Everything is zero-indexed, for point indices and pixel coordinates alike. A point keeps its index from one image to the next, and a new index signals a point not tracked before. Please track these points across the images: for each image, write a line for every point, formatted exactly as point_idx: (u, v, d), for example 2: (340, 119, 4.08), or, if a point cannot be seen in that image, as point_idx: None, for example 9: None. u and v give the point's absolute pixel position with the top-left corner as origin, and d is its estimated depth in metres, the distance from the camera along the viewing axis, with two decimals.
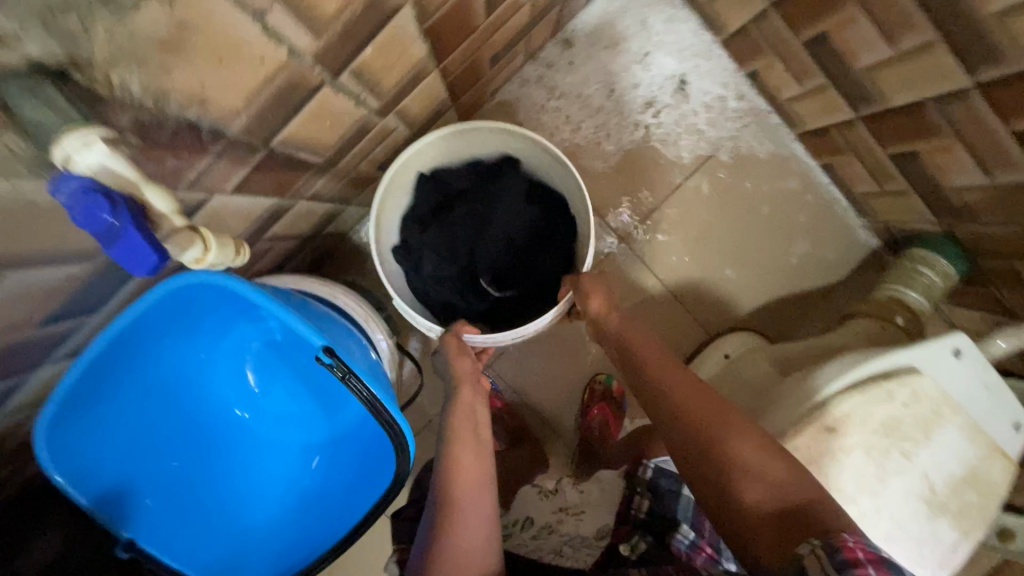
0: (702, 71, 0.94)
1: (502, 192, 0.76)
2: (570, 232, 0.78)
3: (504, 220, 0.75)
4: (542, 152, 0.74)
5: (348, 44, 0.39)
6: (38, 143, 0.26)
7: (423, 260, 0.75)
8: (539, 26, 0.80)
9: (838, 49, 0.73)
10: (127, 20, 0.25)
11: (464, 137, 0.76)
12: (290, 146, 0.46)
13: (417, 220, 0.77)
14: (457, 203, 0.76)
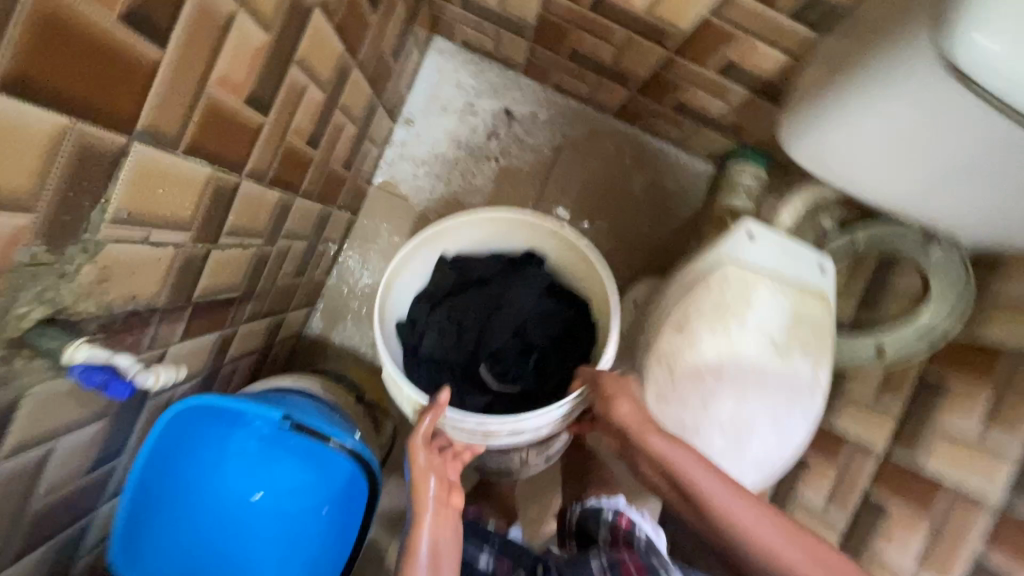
0: (518, 100, 1.16)
1: (521, 281, 0.91)
2: (587, 334, 0.91)
3: (519, 308, 0.90)
4: (565, 250, 0.91)
5: (213, 221, 0.59)
6: (56, 360, 0.43)
7: (426, 337, 0.89)
8: (375, 125, 1.02)
9: (587, 55, 0.94)
10: (76, 278, 0.42)
11: (494, 227, 0.93)
12: (208, 295, 0.65)
13: (433, 297, 0.92)
14: (479, 287, 0.92)
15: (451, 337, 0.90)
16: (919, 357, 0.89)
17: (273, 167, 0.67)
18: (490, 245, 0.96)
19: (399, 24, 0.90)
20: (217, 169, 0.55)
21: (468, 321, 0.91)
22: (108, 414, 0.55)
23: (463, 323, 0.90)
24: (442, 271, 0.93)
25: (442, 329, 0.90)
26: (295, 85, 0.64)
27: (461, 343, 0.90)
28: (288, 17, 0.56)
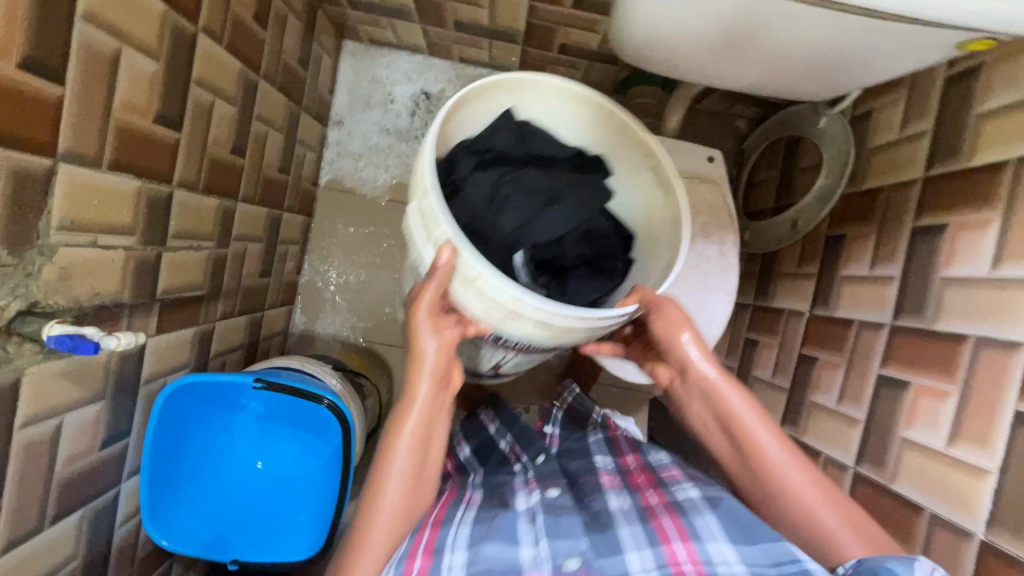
0: (430, 79, 1.26)
1: (578, 182, 0.76)
2: (624, 271, 0.80)
3: (563, 213, 0.74)
4: (646, 166, 0.78)
5: (156, 226, 0.71)
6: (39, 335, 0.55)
7: (466, 187, 0.73)
8: (303, 130, 1.13)
9: (468, 23, 1.04)
10: (37, 276, 0.55)
11: (582, 112, 0.79)
12: (172, 292, 0.78)
13: (483, 154, 0.75)
14: (524, 164, 0.75)
15: (485, 202, 0.73)
16: (823, 218, 0.95)
17: (201, 176, 0.79)
18: (558, 130, 0.81)
19: (297, 35, 1.01)
20: (145, 181, 0.67)
21: (512, 196, 0.73)
22: (105, 397, 0.68)
23: (500, 186, 0.74)
24: (504, 124, 0.76)
25: (460, 197, 0.73)
26: (200, 102, 0.75)
27: (482, 215, 0.73)
28: (173, 45, 0.67)
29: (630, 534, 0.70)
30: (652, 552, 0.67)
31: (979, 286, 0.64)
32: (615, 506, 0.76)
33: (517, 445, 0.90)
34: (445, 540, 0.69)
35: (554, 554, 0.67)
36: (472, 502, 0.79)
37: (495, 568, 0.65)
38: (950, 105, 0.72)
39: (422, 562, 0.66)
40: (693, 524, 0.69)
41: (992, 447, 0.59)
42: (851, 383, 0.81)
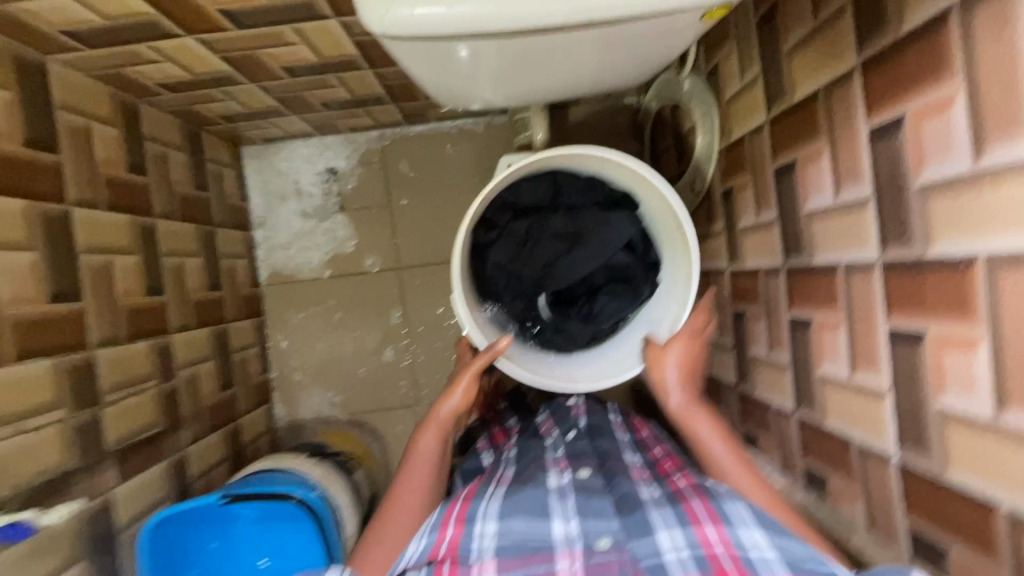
0: (331, 155, 1.32)
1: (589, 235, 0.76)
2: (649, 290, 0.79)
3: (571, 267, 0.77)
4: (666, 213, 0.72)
5: (85, 389, 0.77)
6: None
7: (498, 248, 0.79)
8: (224, 243, 1.19)
9: (335, 101, 1.09)
10: None
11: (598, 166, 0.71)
12: (126, 441, 0.83)
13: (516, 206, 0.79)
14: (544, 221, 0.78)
15: (516, 256, 0.79)
16: (712, 176, 0.96)
17: (120, 327, 0.85)
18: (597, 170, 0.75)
19: (184, 165, 1.08)
20: (58, 356, 0.73)
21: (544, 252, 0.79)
22: (81, 557, 0.73)
23: (525, 247, 0.79)
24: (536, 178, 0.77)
25: (517, 243, 0.79)
26: (95, 266, 0.81)
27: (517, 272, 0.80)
28: (45, 230, 0.73)
29: (660, 513, 0.60)
30: (683, 532, 0.57)
31: (833, 214, 0.64)
32: (646, 491, 0.66)
33: (551, 419, 0.85)
34: (477, 508, 0.62)
35: (584, 533, 0.59)
36: (503, 481, 0.69)
37: (524, 545, 0.57)
38: (768, 46, 0.73)
39: (455, 531, 0.59)
40: (726, 507, 0.58)
41: (879, 367, 0.59)
42: (773, 330, 0.80)
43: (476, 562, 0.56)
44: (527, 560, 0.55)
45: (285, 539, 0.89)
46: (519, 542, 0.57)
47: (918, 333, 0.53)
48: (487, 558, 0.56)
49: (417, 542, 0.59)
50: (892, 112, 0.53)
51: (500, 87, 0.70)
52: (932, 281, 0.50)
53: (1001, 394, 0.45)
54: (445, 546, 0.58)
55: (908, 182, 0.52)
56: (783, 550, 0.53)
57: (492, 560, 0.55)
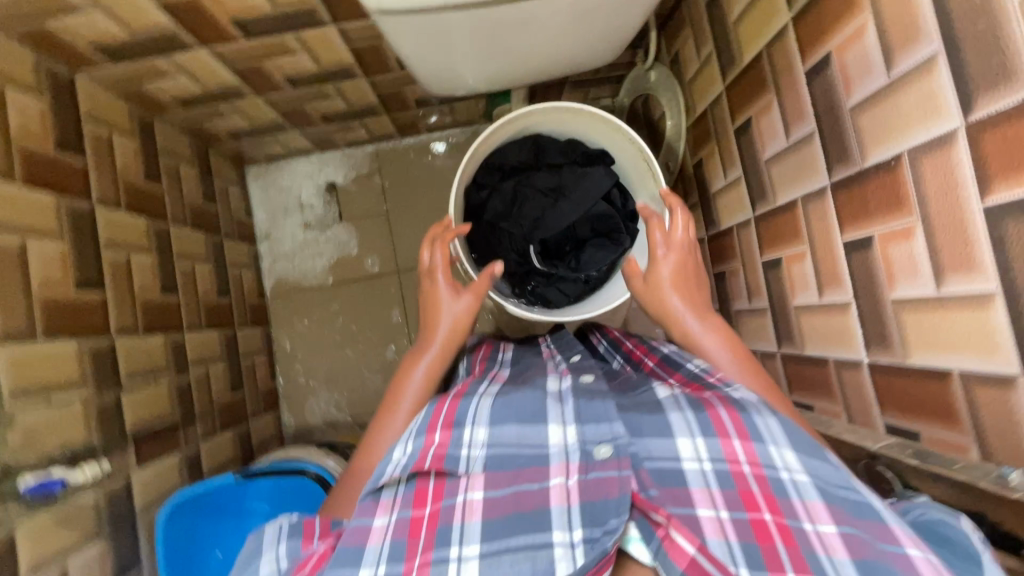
0: (330, 170, 1.41)
1: (571, 188, 0.84)
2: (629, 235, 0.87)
3: (557, 219, 0.85)
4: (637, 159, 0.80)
5: (107, 371, 0.81)
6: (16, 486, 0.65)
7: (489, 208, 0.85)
8: (231, 253, 1.26)
9: (333, 113, 1.18)
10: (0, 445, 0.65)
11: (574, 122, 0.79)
12: (144, 426, 0.87)
13: (503, 168, 0.85)
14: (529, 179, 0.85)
15: (506, 213, 0.86)
16: (683, 153, 1.04)
17: (139, 319, 0.90)
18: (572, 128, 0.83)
19: (194, 178, 1.15)
20: (82, 339, 0.78)
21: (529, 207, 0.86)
22: (103, 533, 0.75)
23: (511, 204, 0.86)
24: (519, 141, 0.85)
25: (506, 201, 0.86)
26: (116, 261, 0.87)
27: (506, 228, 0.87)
28: (73, 223, 0.80)
29: (683, 418, 0.60)
30: (706, 442, 0.57)
31: (786, 154, 0.71)
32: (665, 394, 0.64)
33: (554, 347, 0.81)
34: (467, 412, 0.61)
35: (582, 441, 0.58)
36: (497, 378, 0.70)
37: (514, 460, 0.58)
38: (718, 23, 0.83)
39: (442, 439, 0.58)
40: (754, 422, 0.57)
41: (840, 282, 0.64)
42: (750, 279, 0.87)
43: (464, 473, 0.57)
44: (517, 476, 0.57)
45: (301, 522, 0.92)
46: (508, 456, 0.58)
47: (866, 238, 0.59)
48: (475, 471, 0.57)
49: (401, 448, 0.58)
50: (821, 51, 0.61)
51: (481, 63, 0.78)
52: (873, 187, 0.57)
53: (939, 269, 0.50)
54: (427, 461, 0.57)
55: (841, 107, 0.59)
56: (809, 462, 0.54)
57: (479, 475, 0.57)
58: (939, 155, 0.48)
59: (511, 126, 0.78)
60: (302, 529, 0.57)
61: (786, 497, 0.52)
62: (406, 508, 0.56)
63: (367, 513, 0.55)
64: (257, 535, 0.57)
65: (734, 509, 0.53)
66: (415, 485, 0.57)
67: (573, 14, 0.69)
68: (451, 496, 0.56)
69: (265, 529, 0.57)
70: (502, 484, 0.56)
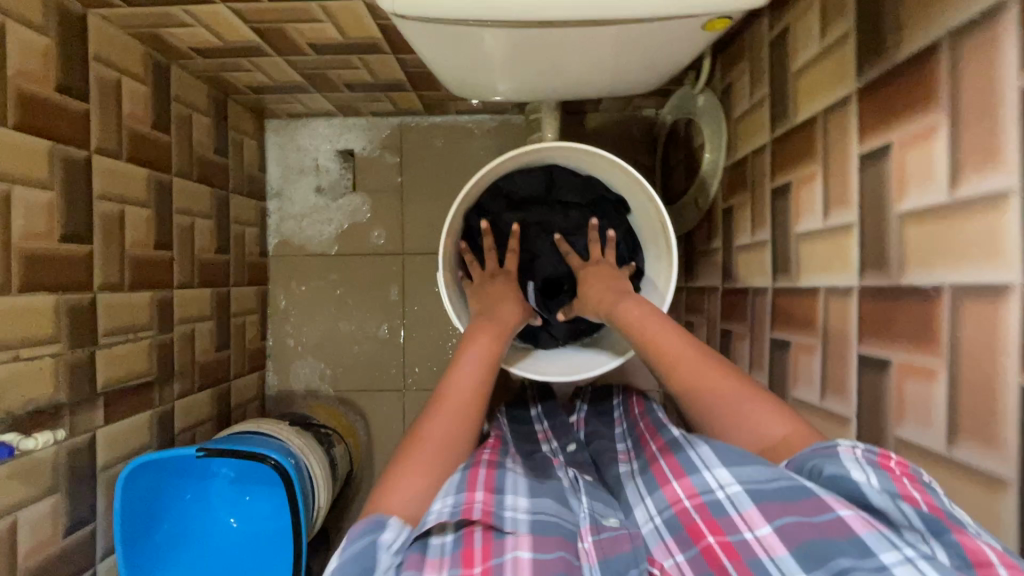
0: (351, 138, 1.36)
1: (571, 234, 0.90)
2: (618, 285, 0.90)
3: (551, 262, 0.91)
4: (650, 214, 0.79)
5: (84, 329, 0.80)
6: None
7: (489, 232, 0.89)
8: (237, 210, 1.23)
9: (358, 84, 1.12)
10: None
11: (595, 163, 0.77)
12: (117, 384, 0.87)
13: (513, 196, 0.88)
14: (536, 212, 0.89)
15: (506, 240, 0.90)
16: (716, 192, 0.97)
17: (125, 275, 0.88)
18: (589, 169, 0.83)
19: (207, 130, 1.12)
20: (61, 294, 0.76)
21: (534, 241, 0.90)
22: (59, 489, 0.76)
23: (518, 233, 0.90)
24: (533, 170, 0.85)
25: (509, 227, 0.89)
26: (108, 214, 0.85)
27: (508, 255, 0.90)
28: (66, 173, 0.77)
29: (639, 485, 0.67)
30: (653, 498, 0.63)
31: (819, 236, 0.64)
32: (625, 468, 0.74)
33: (550, 431, 0.87)
34: (505, 482, 0.63)
35: (591, 512, 0.65)
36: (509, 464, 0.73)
37: (555, 524, 0.59)
38: (778, 67, 0.74)
39: (484, 496, 0.59)
40: (689, 458, 0.63)
41: (847, 393, 0.59)
42: (755, 350, 0.81)
43: (510, 530, 0.56)
44: (563, 541, 0.57)
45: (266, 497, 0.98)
46: (552, 522, 0.59)
47: (884, 361, 0.53)
48: (521, 530, 0.56)
49: (441, 500, 0.58)
50: (880, 138, 0.53)
51: (506, 75, 0.71)
52: (902, 310, 0.50)
53: (954, 427, 0.45)
54: (476, 511, 0.56)
55: (890, 209, 0.52)
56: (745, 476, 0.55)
57: (525, 532, 0.56)
58: (985, 304, 0.42)
59: (530, 154, 0.74)
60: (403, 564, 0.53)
61: (723, 513, 0.54)
62: (455, 566, 0.53)
63: (419, 551, 0.55)
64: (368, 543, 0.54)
65: (687, 547, 0.55)
66: (461, 541, 0.56)
67: (615, 41, 0.62)
68: (500, 554, 0.54)
69: (377, 536, 0.55)
70: (550, 545, 0.55)
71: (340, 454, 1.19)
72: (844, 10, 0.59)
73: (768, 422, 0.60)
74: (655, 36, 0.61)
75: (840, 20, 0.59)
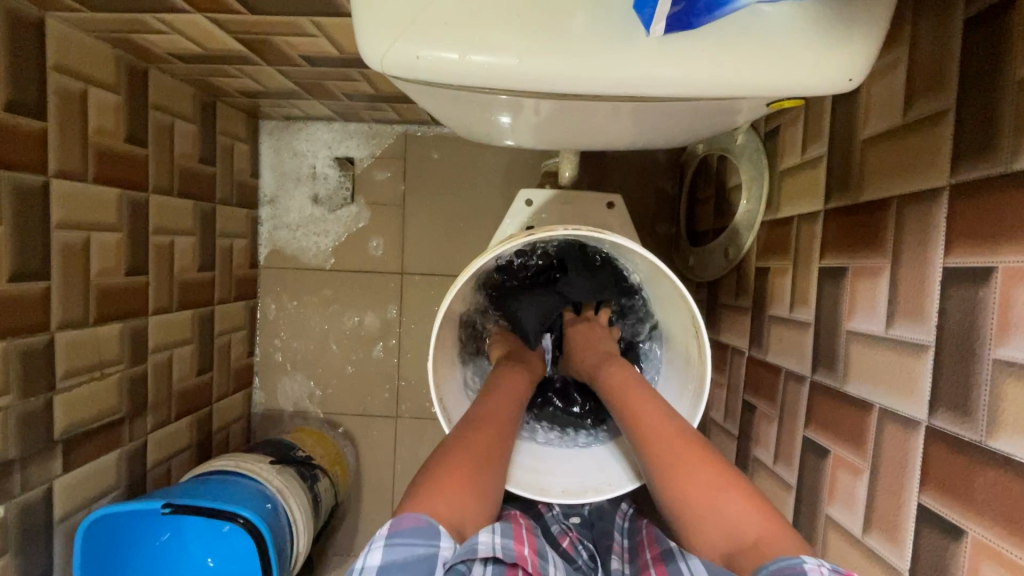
0: (351, 145, 1.25)
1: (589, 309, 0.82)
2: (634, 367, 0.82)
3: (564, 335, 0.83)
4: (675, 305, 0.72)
5: (39, 374, 0.72)
6: None
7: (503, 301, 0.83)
8: (224, 222, 1.14)
9: (358, 94, 1.02)
10: None
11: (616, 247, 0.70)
12: (79, 428, 0.79)
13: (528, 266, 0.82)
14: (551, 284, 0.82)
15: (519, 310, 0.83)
16: (749, 247, 0.86)
17: (90, 309, 0.80)
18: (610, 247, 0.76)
19: (192, 137, 1.02)
20: (11, 339, 0.68)
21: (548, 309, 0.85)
22: (9, 549, 0.70)
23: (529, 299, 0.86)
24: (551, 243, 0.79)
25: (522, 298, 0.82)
26: (69, 243, 0.76)
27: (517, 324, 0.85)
28: (17, 203, 0.68)
29: None
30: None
31: (880, 345, 0.54)
32: (616, 570, 0.65)
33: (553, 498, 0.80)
34: (545, 551, 0.59)
35: None
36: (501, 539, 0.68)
37: None
38: (842, 126, 0.63)
39: (531, 554, 0.55)
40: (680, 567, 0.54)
41: (900, 543, 0.50)
42: (785, 441, 0.72)
43: None
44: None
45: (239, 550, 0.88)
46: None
47: (955, 527, 0.44)
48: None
49: (489, 533, 0.54)
50: (978, 258, 0.43)
51: (521, 125, 0.61)
52: (989, 478, 0.41)
53: None
54: (528, 564, 0.53)
55: (983, 348, 0.42)
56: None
57: None
58: None
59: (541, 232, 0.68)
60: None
61: None
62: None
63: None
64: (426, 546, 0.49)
65: None
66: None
67: (653, 104, 0.51)
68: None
69: (434, 547, 0.49)
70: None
71: (326, 488, 1.12)
72: (941, 85, 0.48)
73: (740, 511, 0.52)
74: (702, 103, 0.50)
75: (935, 95, 0.49)
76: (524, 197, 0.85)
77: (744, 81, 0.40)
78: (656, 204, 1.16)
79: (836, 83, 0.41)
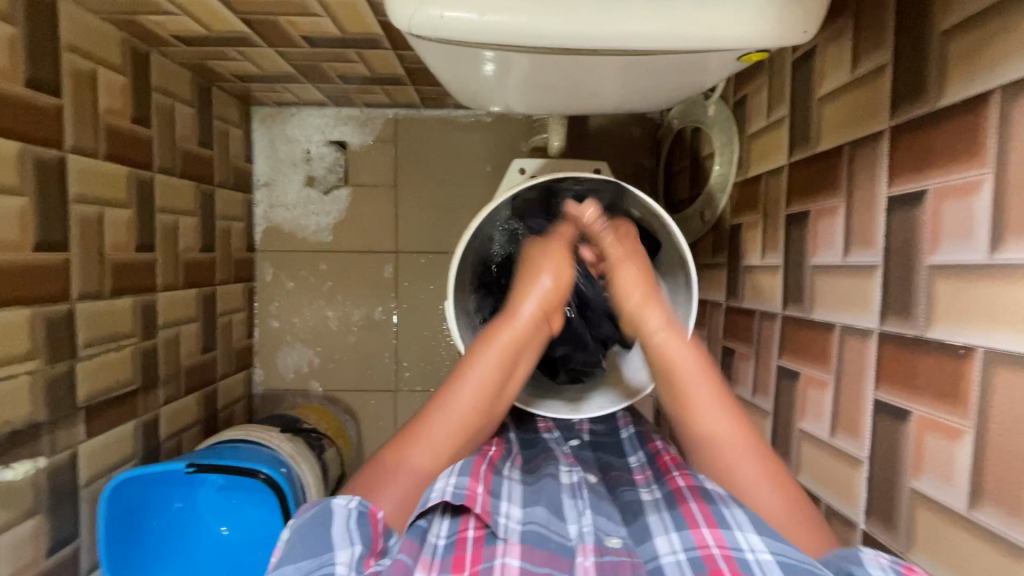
0: (345, 129, 1.29)
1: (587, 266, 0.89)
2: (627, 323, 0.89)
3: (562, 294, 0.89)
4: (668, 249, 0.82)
5: (61, 341, 0.75)
6: None
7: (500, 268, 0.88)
8: (222, 205, 1.17)
9: (351, 75, 1.06)
10: None
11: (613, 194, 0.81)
12: (101, 397, 0.83)
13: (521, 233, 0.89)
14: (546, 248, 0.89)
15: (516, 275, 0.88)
16: (723, 209, 0.95)
17: (105, 282, 0.83)
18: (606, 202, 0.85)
19: (189, 119, 1.05)
20: (37, 307, 0.71)
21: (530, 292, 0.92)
22: (40, 510, 0.73)
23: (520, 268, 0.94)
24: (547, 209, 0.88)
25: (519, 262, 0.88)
26: (85, 217, 0.79)
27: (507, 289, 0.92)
28: (38, 175, 0.71)
29: (660, 519, 0.59)
30: (680, 535, 0.55)
31: (837, 272, 0.63)
32: (646, 497, 0.65)
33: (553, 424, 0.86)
34: (501, 487, 0.61)
35: (596, 529, 0.58)
36: (516, 459, 0.71)
37: (545, 536, 0.56)
38: (800, 87, 0.72)
39: (485, 493, 0.58)
40: (722, 511, 0.56)
41: (860, 437, 0.58)
42: (760, 375, 0.80)
43: (501, 539, 0.55)
44: (551, 557, 0.53)
45: (253, 517, 0.90)
46: (543, 534, 0.56)
47: (904, 411, 0.52)
48: (513, 538, 0.54)
49: (444, 478, 0.58)
50: (916, 183, 0.52)
51: (521, 88, 0.67)
52: (928, 363, 0.49)
53: (978, 491, 0.45)
54: (477, 503, 0.56)
55: (920, 258, 0.51)
56: (776, 543, 0.52)
57: (517, 540, 0.54)
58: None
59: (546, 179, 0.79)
60: (367, 521, 0.55)
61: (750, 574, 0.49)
62: (445, 570, 0.52)
63: (417, 539, 0.54)
64: (318, 512, 0.55)
65: None
66: (453, 545, 0.55)
67: (640, 64, 0.58)
68: (490, 559, 0.53)
69: (330, 498, 0.56)
70: (538, 559, 0.53)
71: (331, 458, 1.16)
72: (881, 44, 0.57)
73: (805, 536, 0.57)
74: (678, 62, 0.58)
75: (876, 52, 0.57)
76: (516, 165, 0.92)
77: (716, 31, 0.48)
78: (635, 177, 1.24)
79: (795, 36, 0.50)
